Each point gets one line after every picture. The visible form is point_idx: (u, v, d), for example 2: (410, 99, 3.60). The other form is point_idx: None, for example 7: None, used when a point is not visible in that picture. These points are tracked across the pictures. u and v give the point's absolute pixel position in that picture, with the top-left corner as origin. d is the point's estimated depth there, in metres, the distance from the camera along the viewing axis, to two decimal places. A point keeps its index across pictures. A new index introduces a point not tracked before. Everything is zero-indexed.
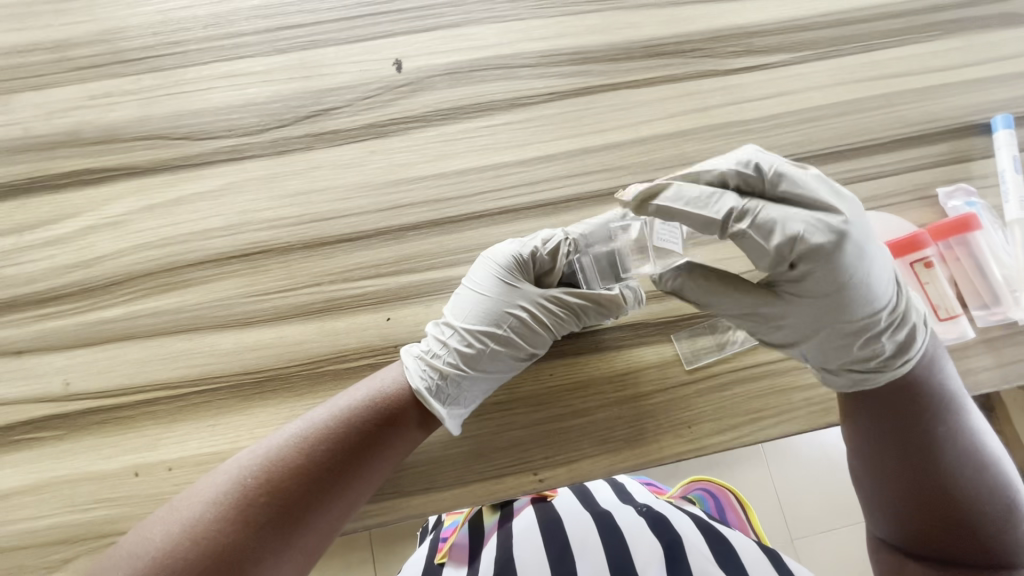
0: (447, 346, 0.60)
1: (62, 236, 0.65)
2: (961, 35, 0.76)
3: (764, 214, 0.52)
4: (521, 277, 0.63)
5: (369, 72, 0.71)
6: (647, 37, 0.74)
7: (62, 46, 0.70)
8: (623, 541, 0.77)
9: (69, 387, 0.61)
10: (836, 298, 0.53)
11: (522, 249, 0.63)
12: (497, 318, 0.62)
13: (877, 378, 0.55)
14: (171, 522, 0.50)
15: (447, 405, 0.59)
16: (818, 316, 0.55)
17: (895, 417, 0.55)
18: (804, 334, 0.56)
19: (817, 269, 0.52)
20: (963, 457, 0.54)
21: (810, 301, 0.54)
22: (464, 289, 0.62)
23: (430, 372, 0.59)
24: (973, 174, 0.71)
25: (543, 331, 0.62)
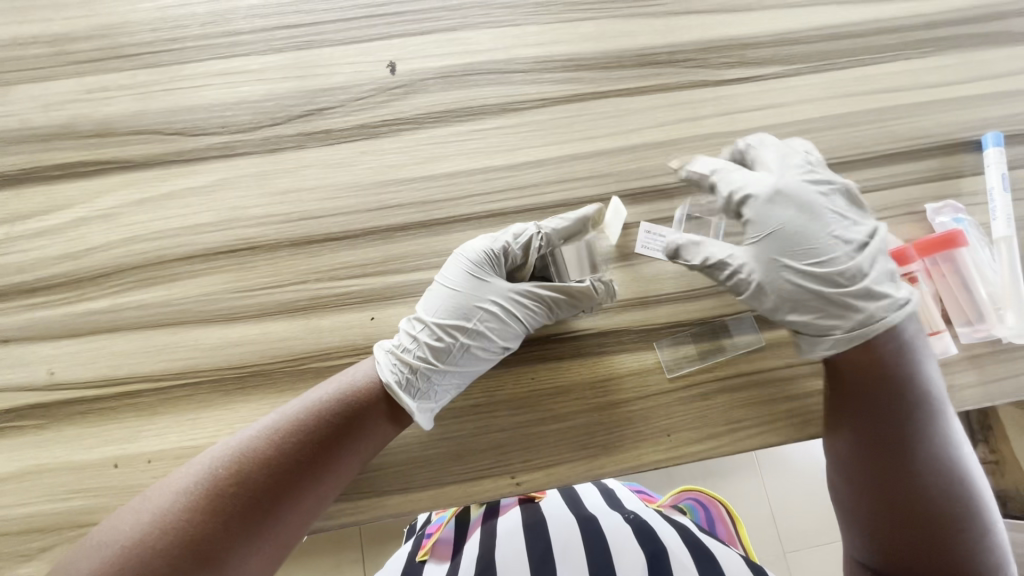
0: (417, 340, 0.59)
1: (53, 226, 0.66)
2: (954, 53, 0.76)
3: (737, 180, 0.62)
4: (492, 271, 0.62)
5: (363, 74, 0.71)
6: (640, 46, 0.74)
7: (61, 40, 0.71)
8: (606, 547, 0.77)
9: (54, 377, 0.61)
10: (801, 242, 0.59)
11: (493, 244, 0.62)
12: (467, 311, 0.61)
13: (847, 323, 0.57)
14: (143, 512, 0.50)
15: (417, 399, 0.58)
16: (786, 261, 0.59)
17: (874, 417, 0.55)
18: (779, 284, 0.59)
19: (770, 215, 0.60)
20: (939, 462, 0.54)
21: (777, 247, 0.59)
22: (437, 285, 0.62)
23: (400, 366, 0.59)
24: (962, 191, 0.71)
25: (514, 325, 0.61)
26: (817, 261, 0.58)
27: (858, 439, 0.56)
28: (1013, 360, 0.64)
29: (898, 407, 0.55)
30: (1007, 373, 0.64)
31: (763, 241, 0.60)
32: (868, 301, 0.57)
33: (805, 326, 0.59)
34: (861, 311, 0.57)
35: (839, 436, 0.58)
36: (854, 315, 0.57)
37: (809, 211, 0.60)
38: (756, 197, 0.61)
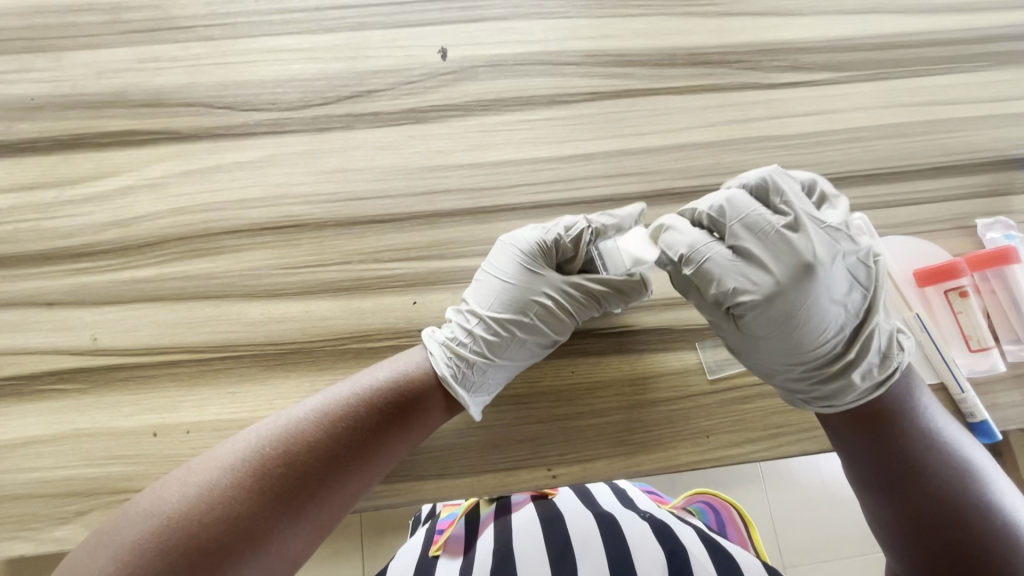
0: (472, 333, 0.59)
1: (101, 193, 0.66)
2: (1010, 68, 0.75)
3: (720, 273, 0.56)
4: (545, 264, 0.62)
5: (414, 58, 0.71)
6: (693, 45, 0.73)
7: (116, 9, 0.71)
8: (624, 543, 0.75)
9: (97, 342, 0.61)
10: (785, 336, 0.56)
11: (544, 236, 0.61)
12: (524, 306, 0.61)
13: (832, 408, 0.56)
14: (188, 484, 0.50)
15: (472, 391, 0.59)
16: (772, 347, 0.57)
17: (877, 441, 0.55)
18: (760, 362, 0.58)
19: (756, 313, 0.56)
20: (956, 476, 0.51)
21: (764, 336, 0.56)
22: (488, 275, 0.61)
23: (455, 359, 0.59)
24: (1014, 208, 0.70)
25: (566, 318, 0.60)
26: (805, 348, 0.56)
27: (864, 466, 0.55)
28: None
29: (898, 429, 0.54)
30: None
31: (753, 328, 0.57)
32: (853, 386, 0.55)
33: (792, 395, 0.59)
34: (844, 396, 0.55)
35: (851, 464, 0.57)
36: (840, 398, 0.56)
37: (800, 308, 0.55)
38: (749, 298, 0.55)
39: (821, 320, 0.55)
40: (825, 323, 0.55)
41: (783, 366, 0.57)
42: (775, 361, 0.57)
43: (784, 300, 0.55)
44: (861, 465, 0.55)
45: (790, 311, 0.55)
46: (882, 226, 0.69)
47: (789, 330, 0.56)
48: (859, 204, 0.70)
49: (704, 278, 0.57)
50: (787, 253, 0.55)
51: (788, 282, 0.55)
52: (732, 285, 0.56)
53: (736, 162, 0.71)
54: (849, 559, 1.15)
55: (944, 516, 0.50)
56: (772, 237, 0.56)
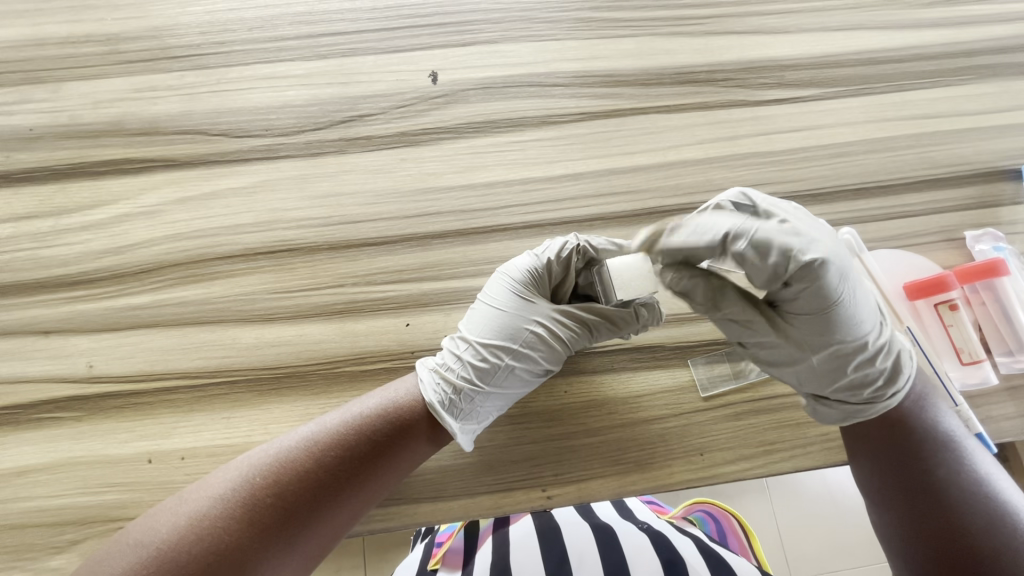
0: (461, 359, 0.59)
1: (97, 221, 0.67)
2: (994, 81, 0.76)
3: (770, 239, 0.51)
4: (538, 292, 0.62)
5: (406, 82, 0.72)
6: (680, 64, 0.75)
7: (113, 40, 0.72)
8: (622, 555, 0.74)
9: (92, 370, 0.62)
10: (840, 321, 0.54)
11: (537, 263, 0.61)
12: (513, 333, 0.61)
13: (883, 404, 0.56)
14: (179, 512, 0.50)
15: (460, 419, 0.58)
16: (823, 337, 0.55)
17: (886, 448, 0.56)
18: (808, 362, 0.56)
19: (806, 291, 0.52)
20: (963, 487, 0.52)
21: (813, 328, 0.55)
22: (481, 303, 0.62)
23: (443, 386, 0.58)
24: (1002, 220, 0.71)
25: (558, 347, 0.60)
26: (857, 336, 0.54)
27: (872, 471, 0.57)
28: None
29: (911, 438, 0.56)
30: None
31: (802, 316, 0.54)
32: (896, 375, 0.56)
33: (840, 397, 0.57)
34: (893, 386, 0.56)
35: (858, 468, 0.58)
36: (890, 388, 0.55)
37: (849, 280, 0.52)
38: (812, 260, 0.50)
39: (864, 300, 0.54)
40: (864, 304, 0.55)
41: (834, 361, 0.56)
42: (826, 355, 0.55)
43: (840, 273, 0.51)
44: (868, 470, 0.57)
45: (845, 288, 0.52)
46: (871, 240, 0.69)
47: (837, 312, 0.53)
48: (847, 219, 0.70)
49: (756, 246, 0.51)
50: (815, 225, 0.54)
51: (836, 248, 0.52)
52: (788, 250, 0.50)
53: (725, 178, 0.71)
54: (854, 568, 1.14)
55: (943, 523, 0.51)
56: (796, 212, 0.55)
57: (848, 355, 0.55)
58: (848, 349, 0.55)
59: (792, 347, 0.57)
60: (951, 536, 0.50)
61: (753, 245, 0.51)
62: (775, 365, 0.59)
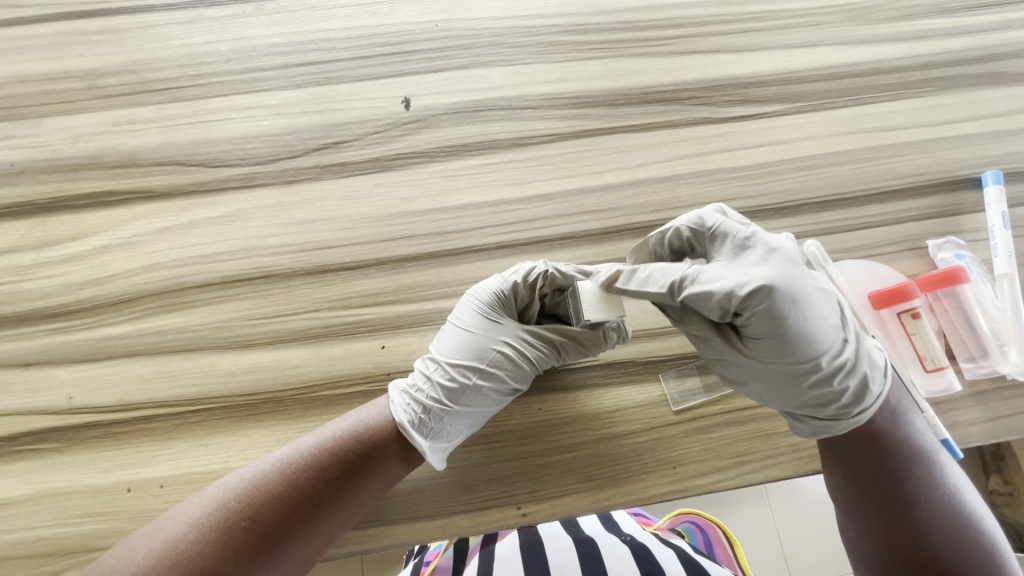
0: (431, 380, 0.60)
1: (76, 254, 0.68)
2: (954, 92, 0.78)
3: (712, 281, 0.54)
4: (505, 312, 0.63)
5: (379, 109, 0.74)
6: (646, 84, 0.77)
7: (93, 76, 0.74)
8: (604, 567, 0.75)
9: (72, 401, 0.63)
10: (796, 346, 0.54)
11: (503, 285, 0.62)
12: (482, 353, 0.62)
13: (852, 419, 0.56)
14: (155, 540, 0.51)
15: (431, 438, 0.59)
16: (784, 362, 0.55)
17: (863, 458, 0.57)
18: (773, 384, 0.57)
19: (757, 323, 0.53)
20: (936, 498, 0.54)
21: (769, 354, 0.55)
22: (451, 325, 0.63)
23: (413, 406, 0.59)
24: (964, 227, 0.72)
25: (526, 366, 0.61)
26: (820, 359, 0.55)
27: (849, 479, 0.58)
28: (1016, 396, 0.65)
29: (890, 449, 0.57)
30: (1011, 409, 0.65)
31: (758, 343, 0.55)
32: (865, 392, 0.56)
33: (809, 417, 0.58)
34: (862, 402, 0.56)
35: (834, 474, 0.59)
36: (856, 407, 0.56)
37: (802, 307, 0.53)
38: (754, 299, 0.52)
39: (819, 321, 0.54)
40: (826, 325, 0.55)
41: (797, 384, 0.56)
42: (790, 379, 0.56)
43: (787, 300, 0.52)
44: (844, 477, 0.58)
45: (794, 315, 0.52)
46: (836, 251, 0.71)
47: (790, 337, 0.53)
48: (812, 231, 0.72)
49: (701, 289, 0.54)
50: (769, 252, 0.55)
51: (782, 277, 0.52)
52: (729, 289, 0.53)
53: (693, 195, 0.73)
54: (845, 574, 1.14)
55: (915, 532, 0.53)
56: (749, 242, 0.56)
57: (809, 379, 0.56)
58: (810, 372, 0.55)
59: (757, 371, 0.58)
60: (921, 546, 0.53)
61: (697, 291, 0.54)
62: (742, 384, 0.60)
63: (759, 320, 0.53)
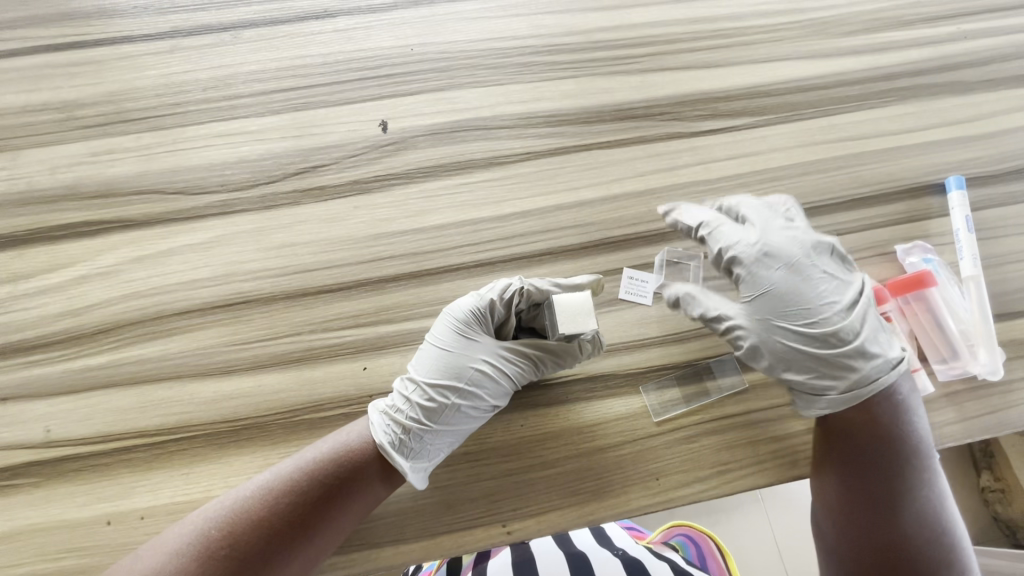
0: (409, 400, 0.60)
1: (54, 285, 0.68)
2: (915, 101, 0.81)
3: (726, 238, 0.65)
4: (482, 330, 0.64)
5: (357, 132, 0.75)
6: (619, 101, 0.78)
7: (70, 107, 0.75)
8: None
9: (50, 434, 0.62)
10: (790, 303, 0.62)
11: (479, 302, 0.63)
12: (460, 372, 0.62)
13: (846, 389, 0.60)
14: (135, 570, 0.51)
15: (411, 458, 0.59)
16: (779, 320, 0.62)
17: (861, 458, 0.59)
18: (769, 347, 0.62)
19: (761, 274, 0.63)
20: (921, 510, 0.58)
21: (767, 312, 0.62)
22: (429, 345, 0.63)
23: (393, 427, 0.59)
24: (930, 232, 0.74)
25: (505, 383, 0.62)
26: (813, 322, 0.61)
27: (843, 482, 0.60)
28: (988, 396, 0.67)
29: (890, 456, 0.58)
30: (984, 409, 0.66)
31: (753, 299, 0.63)
32: (861, 369, 0.60)
33: (800, 384, 0.61)
34: (855, 375, 0.60)
35: (827, 476, 0.61)
36: (856, 376, 0.60)
37: (799, 274, 0.63)
38: (748, 261, 0.64)
39: (818, 290, 0.62)
40: (824, 296, 0.62)
41: (800, 345, 0.61)
42: (785, 341, 0.61)
43: (781, 260, 0.63)
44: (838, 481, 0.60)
45: (790, 277, 0.63)
46: None
47: (792, 292, 0.62)
48: None
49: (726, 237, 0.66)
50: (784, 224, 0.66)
51: (784, 242, 0.63)
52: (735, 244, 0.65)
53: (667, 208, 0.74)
54: None
55: (898, 538, 0.57)
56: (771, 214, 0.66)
57: (812, 340, 0.61)
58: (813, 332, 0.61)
59: (763, 335, 0.62)
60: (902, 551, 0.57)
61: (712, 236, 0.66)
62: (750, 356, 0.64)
63: (759, 272, 0.63)
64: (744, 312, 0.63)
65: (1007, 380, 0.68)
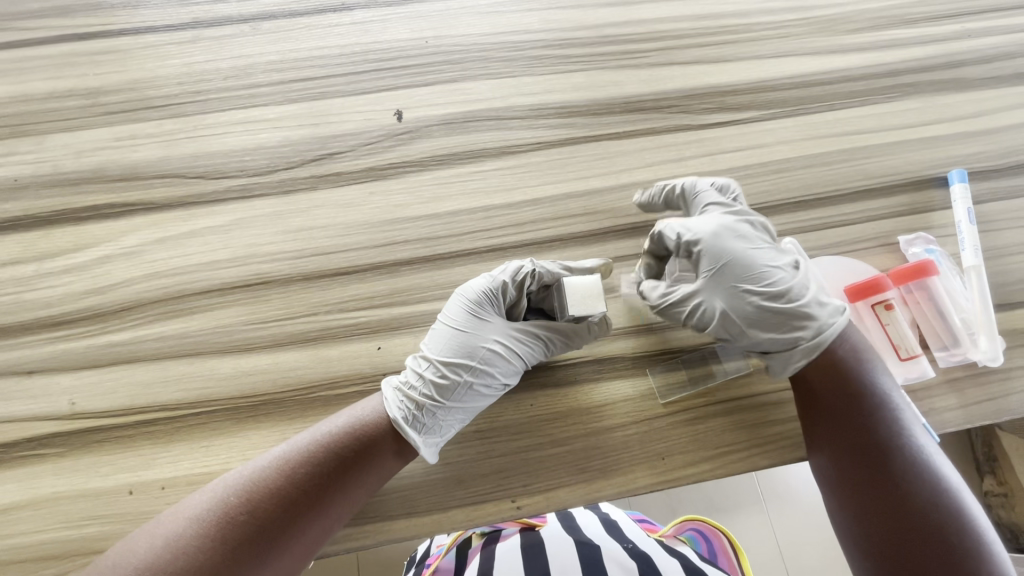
0: (423, 377, 0.62)
1: (78, 264, 0.70)
2: (919, 98, 0.82)
3: (682, 229, 0.66)
4: (493, 311, 0.65)
5: (372, 121, 0.77)
6: (628, 93, 0.80)
7: (94, 93, 0.77)
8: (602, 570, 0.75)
9: (74, 407, 0.64)
10: (741, 275, 0.64)
11: (491, 283, 0.65)
12: (472, 350, 0.63)
13: (810, 342, 0.62)
14: (158, 535, 0.52)
15: (424, 433, 0.61)
16: (742, 290, 0.63)
17: (847, 416, 0.60)
18: (731, 318, 0.64)
19: (716, 253, 0.65)
20: (910, 466, 0.56)
21: (722, 286, 0.64)
22: (442, 324, 0.65)
23: (407, 403, 0.61)
24: (933, 224, 0.76)
25: (515, 361, 0.64)
26: (771, 288, 0.63)
27: (836, 445, 0.60)
28: (988, 383, 0.68)
29: (866, 415, 0.59)
30: (984, 395, 0.68)
31: (707, 276, 0.65)
32: (815, 319, 0.62)
33: (772, 344, 0.63)
34: (814, 326, 0.62)
35: (816, 450, 0.61)
36: (818, 330, 0.62)
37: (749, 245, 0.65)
38: (702, 240, 0.65)
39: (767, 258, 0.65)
40: (771, 261, 0.65)
41: (760, 312, 0.63)
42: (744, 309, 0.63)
43: (730, 238, 0.65)
44: (826, 452, 0.60)
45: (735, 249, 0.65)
46: (813, 248, 0.74)
47: (746, 264, 0.64)
48: (789, 229, 0.75)
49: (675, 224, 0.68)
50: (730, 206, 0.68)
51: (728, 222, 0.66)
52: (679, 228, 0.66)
53: None
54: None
55: (904, 492, 0.55)
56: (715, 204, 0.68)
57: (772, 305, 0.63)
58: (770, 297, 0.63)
59: (729, 308, 0.64)
60: (905, 514, 0.55)
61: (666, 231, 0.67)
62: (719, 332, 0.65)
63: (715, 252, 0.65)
64: (703, 289, 0.65)
65: (1006, 368, 0.69)
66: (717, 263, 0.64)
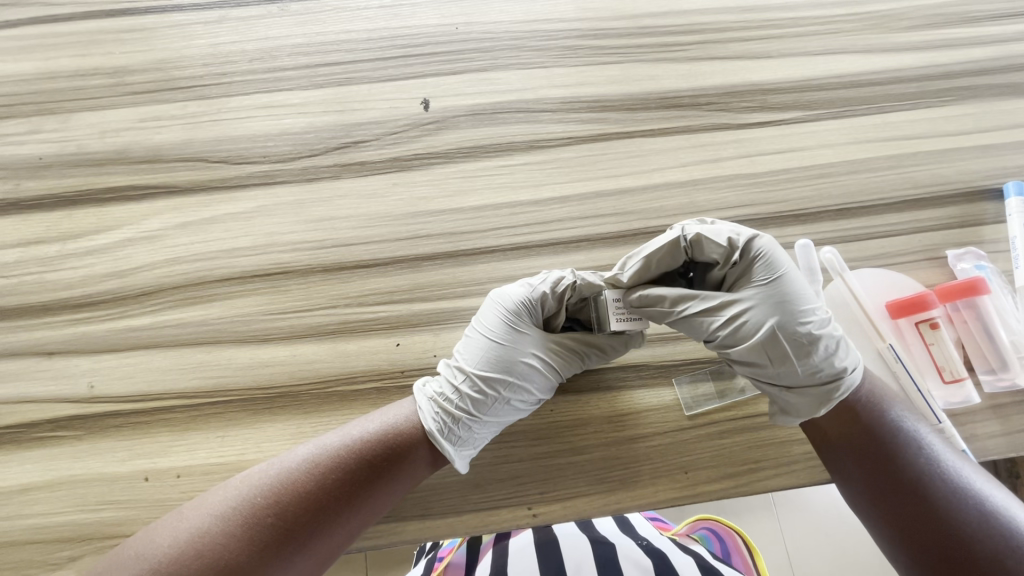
0: (459, 390, 0.61)
1: (100, 246, 0.69)
2: (976, 102, 0.77)
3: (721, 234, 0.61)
4: (531, 322, 0.64)
5: (399, 109, 0.75)
6: (665, 89, 0.77)
7: (120, 73, 0.76)
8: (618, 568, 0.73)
9: (93, 390, 0.64)
10: (801, 295, 0.58)
11: (530, 293, 0.63)
12: (509, 364, 0.62)
13: (846, 385, 0.57)
14: (179, 529, 0.53)
15: (456, 446, 0.60)
16: (782, 311, 0.58)
17: (859, 442, 0.57)
18: (775, 338, 0.57)
19: (764, 262, 0.59)
20: (937, 485, 0.52)
21: (774, 303, 0.58)
22: (477, 333, 0.63)
23: (441, 414, 0.60)
24: (985, 238, 0.71)
25: (552, 377, 0.62)
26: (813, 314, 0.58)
27: (856, 476, 0.56)
28: None
29: (877, 440, 0.56)
30: None
31: (764, 287, 0.59)
32: (852, 365, 0.58)
33: (799, 376, 0.57)
34: (850, 372, 0.57)
35: (841, 481, 0.57)
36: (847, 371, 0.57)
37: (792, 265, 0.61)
38: (756, 247, 0.59)
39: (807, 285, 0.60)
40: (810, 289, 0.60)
41: (797, 337, 0.57)
42: (795, 334, 0.57)
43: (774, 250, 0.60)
44: (853, 482, 0.56)
45: (793, 271, 0.59)
46: (853, 260, 0.71)
47: (793, 282, 0.59)
48: (829, 238, 0.71)
49: (634, 274, 0.62)
50: None
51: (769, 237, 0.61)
52: (731, 239, 0.60)
53: (709, 200, 0.73)
54: None
55: (936, 514, 0.51)
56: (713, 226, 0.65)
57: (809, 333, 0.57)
58: (809, 323, 0.57)
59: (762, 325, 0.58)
60: (952, 545, 0.49)
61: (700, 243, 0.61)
62: (743, 351, 0.59)
63: (763, 262, 0.59)
64: (741, 301, 0.59)
65: None
66: (765, 275, 0.59)
